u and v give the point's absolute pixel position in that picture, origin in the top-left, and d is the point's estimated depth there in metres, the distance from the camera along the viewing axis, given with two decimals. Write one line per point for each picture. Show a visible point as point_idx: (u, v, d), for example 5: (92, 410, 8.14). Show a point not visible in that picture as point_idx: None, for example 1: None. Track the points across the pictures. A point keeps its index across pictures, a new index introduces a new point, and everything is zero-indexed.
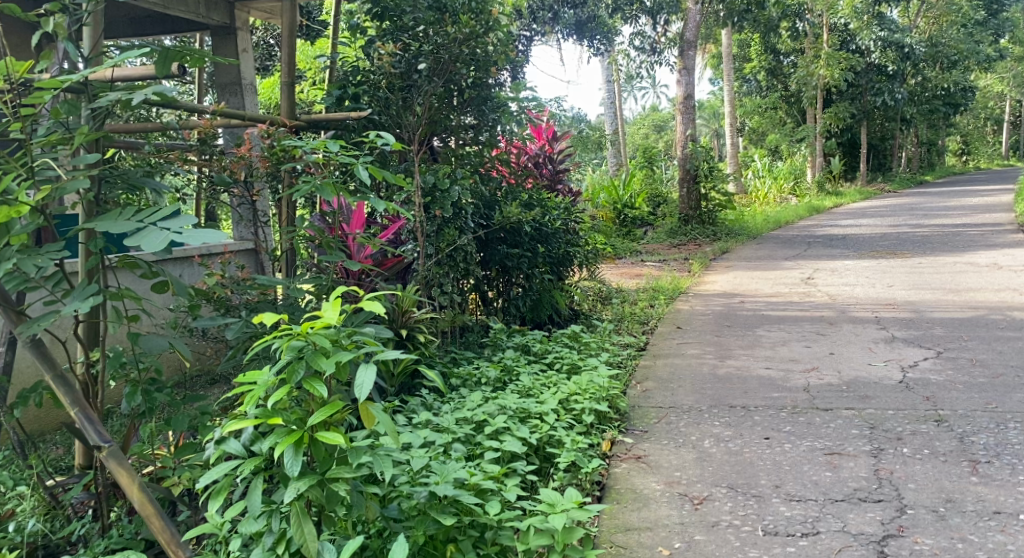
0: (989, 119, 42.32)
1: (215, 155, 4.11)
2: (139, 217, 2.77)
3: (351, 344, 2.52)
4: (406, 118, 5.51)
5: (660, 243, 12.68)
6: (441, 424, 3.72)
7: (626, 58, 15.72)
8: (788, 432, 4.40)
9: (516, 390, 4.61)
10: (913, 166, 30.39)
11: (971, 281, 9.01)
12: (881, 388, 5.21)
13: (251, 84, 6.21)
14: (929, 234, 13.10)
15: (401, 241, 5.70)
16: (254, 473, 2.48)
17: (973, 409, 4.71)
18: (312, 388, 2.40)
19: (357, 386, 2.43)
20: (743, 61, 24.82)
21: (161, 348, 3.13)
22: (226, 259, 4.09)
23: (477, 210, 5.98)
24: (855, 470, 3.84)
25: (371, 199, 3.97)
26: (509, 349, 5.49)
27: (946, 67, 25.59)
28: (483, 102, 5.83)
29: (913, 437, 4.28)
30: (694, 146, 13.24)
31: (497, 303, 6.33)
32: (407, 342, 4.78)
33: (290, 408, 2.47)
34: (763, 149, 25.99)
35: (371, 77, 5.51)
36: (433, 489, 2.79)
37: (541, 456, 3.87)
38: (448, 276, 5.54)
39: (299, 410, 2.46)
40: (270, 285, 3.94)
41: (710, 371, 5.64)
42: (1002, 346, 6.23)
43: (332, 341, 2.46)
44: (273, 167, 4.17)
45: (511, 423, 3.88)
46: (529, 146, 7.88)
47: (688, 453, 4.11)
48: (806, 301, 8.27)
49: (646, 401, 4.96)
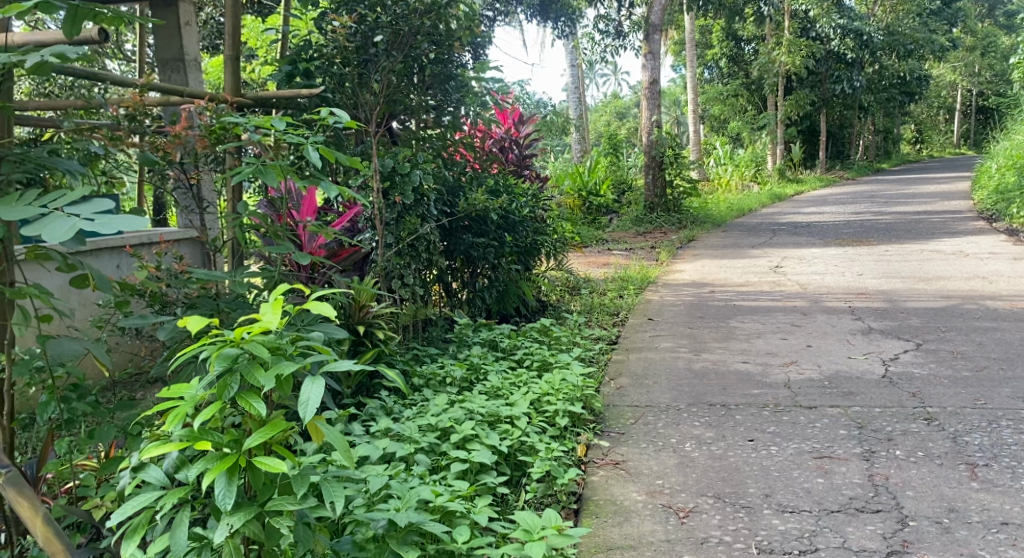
0: (941, 108, 42.96)
1: (144, 133, 3.64)
2: (42, 201, 2.40)
3: (296, 353, 2.17)
4: (362, 97, 5.15)
5: (626, 230, 12.42)
6: (403, 432, 3.41)
7: (590, 42, 15.39)
8: (773, 433, 4.13)
9: (484, 390, 4.29)
10: (870, 153, 30.60)
11: (939, 269, 8.87)
12: (864, 383, 4.97)
13: (196, 60, 5.77)
14: (893, 221, 13.02)
15: (359, 229, 5.34)
16: (181, 505, 2.13)
17: (962, 406, 4.48)
18: (248, 404, 2.05)
19: (303, 403, 2.07)
20: (705, 48, 24.66)
21: (75, 354, 2.75)
22: (162, 250, 3.76)
23: (441, 196, 5.59)
24: (849, 477, 3.58)
25: (323, 181, 3.68)
26: (475, 345, 5.15)
27: (902, 55, 25.70)
28: (447, 81, 5.49)
29: (904, 437, 4.03)
30: (659, 132, 12.98)
31: (462, 295, 5.98)
32: (365, 340, 4.44)
33: (223, 429, 2.11)
34: (725, 136, 25.89)
35: (325, 52, 5.12)
36: (393, 516, 2.46)
37: (512, 464, 3.57)
38: (409, 268, 5.20)
39: (234, 430, 2.10)
40: (210, 279, 3.59)
41: (686, 365, 5.37)
42: (981, 337, 6.04)
43: (273, 349, 2.11)
44: (211, 148, 3.74)
45: (480, 430, 3.57)
46: (493, 130, 7.53)
47: (670, 458, 3.83)
48: (777, 291, 8.04)
49: (621, 400, 4.66)
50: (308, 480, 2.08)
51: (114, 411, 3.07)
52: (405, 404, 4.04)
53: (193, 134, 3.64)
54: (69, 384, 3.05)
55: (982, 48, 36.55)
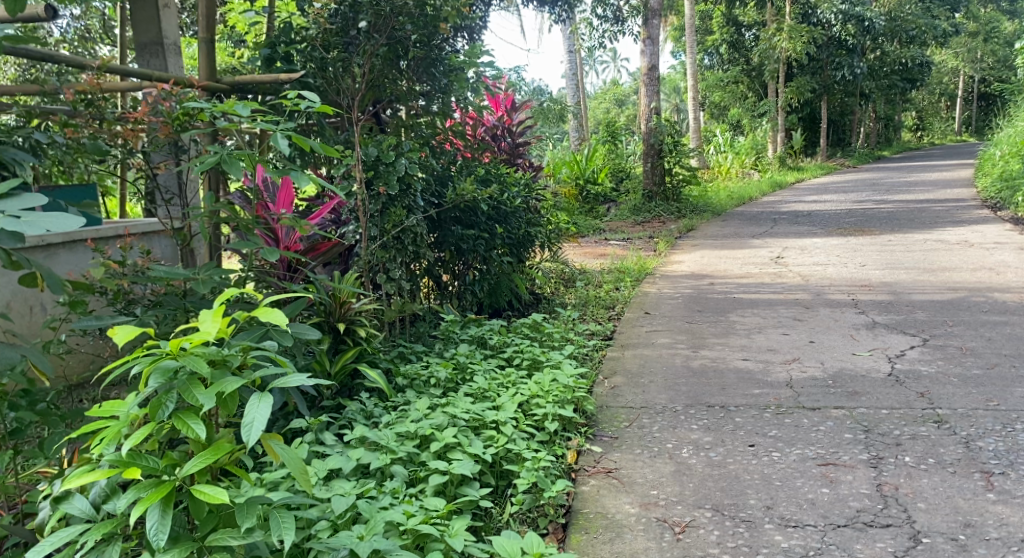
0: (943, 96, 42.63)
1: (103, 118, 3.51)
2: None
3: (241, 367, 2.01)
4: (344, 81, 4.88)
5: (624, 220, 12.17)
6: (379, 441, 3.19)
7: (589, 27, 15.06)
8: (774, 437, 3.91)
9: (469, 392, 4.06)
10: (871, 140, 30.32)
11: (943, 259, 8.64)
12: (869, 382, 4.75)
13: (176, 44, 5.38)
14: (895, 211, 12.77)
15: (343, 220, 5.08)
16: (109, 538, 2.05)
17: (974, 408, 4.25)
18: (185, 426, 1.89)
19: (245, 425, 1.91)
20: (704, 34, 24.35)
21: (11, 362, 2.57)
22: (126, 245, 3.54)
23: (429, 186, 5.34)
24: (855, 486, 3.36)
25: (292, 172, 3.49)
26: (463, 343, 4.90)
27: (904, 41, 25.34)
28: (433, 66, 5.25)
29: (913, 442, 3.81)
30: (658, 120, 12.71)
31: (452, 287, 5.73)
32: (346, 338, 4.15)
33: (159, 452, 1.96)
34: (724, 123, 25.64)
35: (306, 35, 4.88)
36: (355, 547, 2.29)
37: (495, 474, 3.35)
38: (395, 261, 4.95)
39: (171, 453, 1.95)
40: (173, 276, 3.38)
41: (683, 363, 5.14)
42: (990, 333, 5.81)
43: (214, 363, 1.95)
44: (174, 136, 3.59)
45: (462, 438, 3.35)
46: (485, 117, 7.27)
47: (665, 466, 3.61)
48: (778, 283, 7.80)
49: (615, 401, 4.44)
50: (253, 512, 1.97)
51: (65, 420, 2.90)
52: (386, 407, 3.83)
53: (154, 120, 3.47)
54: (18, 391, 2.89)
55: (984, 34, 36.30)
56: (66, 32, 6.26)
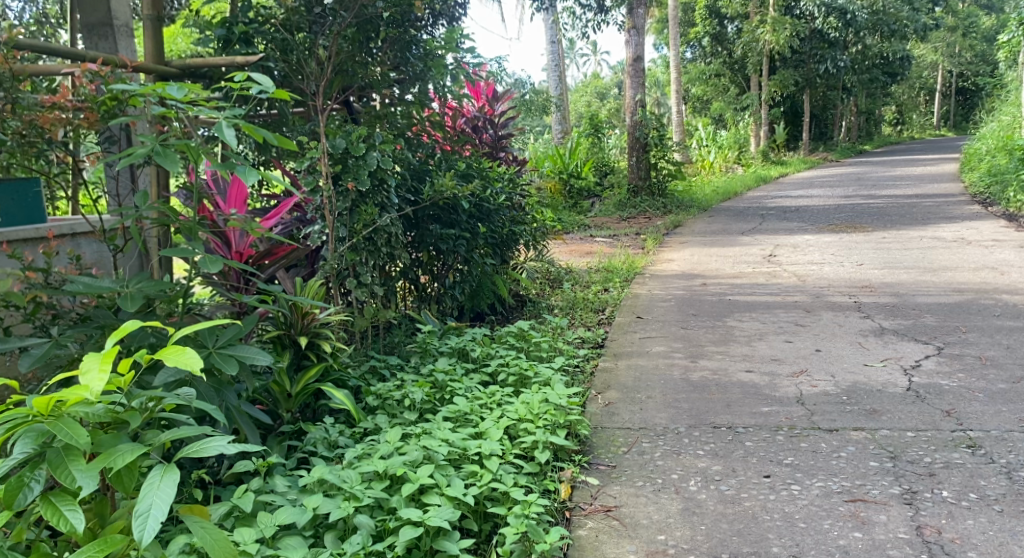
0: (921, 91, 42.52)
1: (16, 102, 3.14)
2: None
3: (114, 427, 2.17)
4: (308, 66, 4.33)
5: (609, 216, 11.71)
6: (340, 485, 2.76)
7: (572, 17, 14.53)
8: (792, 466, 3.46)
9: (448, 416, 3.59)
10: (852, 134, 30.07)
11: (942, 258, 8.24)
12: (888, 398, 4.32)
13: (128, 26, 4.59)
14: (885, 206, 12.39)
15: (308, 220, 4.59)
16: None
17: (1008, 430, 3.84)
18: (58, 513, 2.03)
19: (140, 514, 1.99)
20: (686, 27, 23.94)
21: None
22: (49, 250, 3.09)
23: (404, 182, 4.84)
24: (892, 529, 2.94)
25: (239, 166, 3.02)
26: (442, 355, 4.40)
27: (886, 36, 25.00)
28: (407, 48, 4.78)
29: (948, 472, 3.38)
30: (643, 113, 12.27)
31: (431, 289, 5.23)
32: (309, 353, 3.60)
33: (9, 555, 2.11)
34: (707, 117, 25.21)
35: (265, 14, 4.41)
36: None
37: (479, 517, 2.91)
38: (367, 264, 4.45)
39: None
40: (95, 287, 2.96)
41: (682, 376, 4.68)
42: (1007, 340, 5.40)
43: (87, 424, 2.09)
44: (101, 123, 3.25)
45: (441, 477, 2.89)
46: (465, 107, 6.80)
47: (672, 503, 3.16)
48: (773, 284, 7.38)
49: (610, 421, 3.99)
50: None
51: None
52: (354, 435, 3.38)
53: (79, 105, 3.15)
54: None
55: (963, 29, 36.11)
56: (21, 16, 5.61)
